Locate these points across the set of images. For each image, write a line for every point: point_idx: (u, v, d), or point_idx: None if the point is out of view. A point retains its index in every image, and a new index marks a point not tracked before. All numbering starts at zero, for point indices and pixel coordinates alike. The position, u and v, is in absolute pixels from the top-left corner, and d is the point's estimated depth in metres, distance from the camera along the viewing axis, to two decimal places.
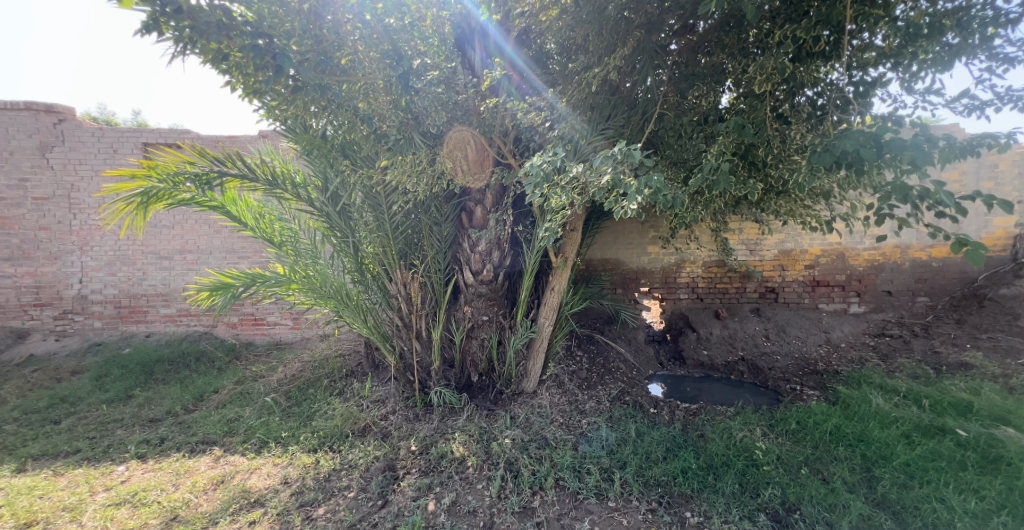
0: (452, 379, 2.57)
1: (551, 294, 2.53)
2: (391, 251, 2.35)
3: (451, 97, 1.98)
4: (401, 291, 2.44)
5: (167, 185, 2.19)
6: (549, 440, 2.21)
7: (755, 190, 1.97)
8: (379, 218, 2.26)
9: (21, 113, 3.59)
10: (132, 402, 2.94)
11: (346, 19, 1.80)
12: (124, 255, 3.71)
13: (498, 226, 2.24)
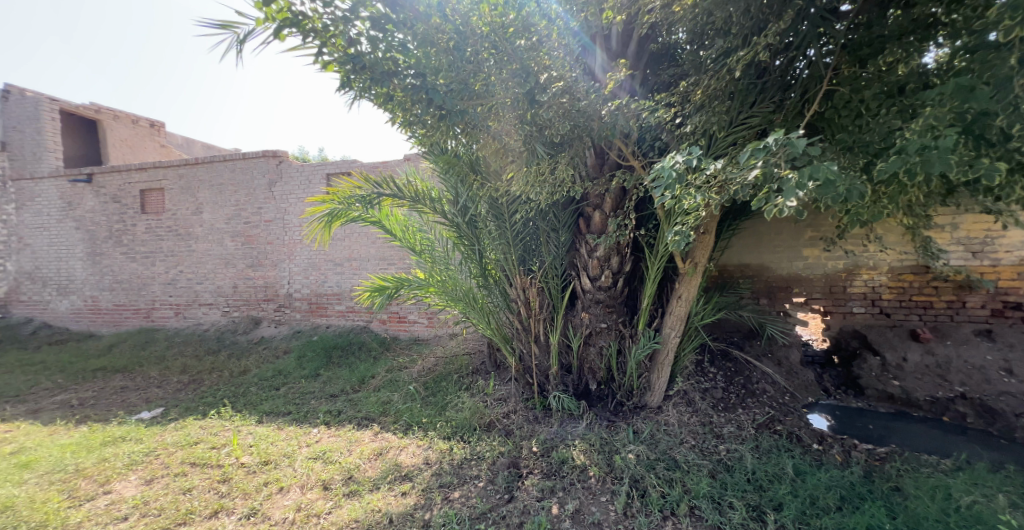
0: (570, 385, 2.57)
1: (677, 303, 2.31)
2: (512, 258, 2.45)
3: (574, 105, 1.85)
4: (520, 295, 2.53)
5: (343, 206, 2.69)
6: (680, 463, 2.01)
7: (997, 172, 1.46)
8: (501, 226, 2.38)
9: (259, 159, 4.85)
10: (319, 379, 3.69)
11: (483, 47, 1.85)
12: (314, 262, 4.69)
13: (619, 231, 2.14)
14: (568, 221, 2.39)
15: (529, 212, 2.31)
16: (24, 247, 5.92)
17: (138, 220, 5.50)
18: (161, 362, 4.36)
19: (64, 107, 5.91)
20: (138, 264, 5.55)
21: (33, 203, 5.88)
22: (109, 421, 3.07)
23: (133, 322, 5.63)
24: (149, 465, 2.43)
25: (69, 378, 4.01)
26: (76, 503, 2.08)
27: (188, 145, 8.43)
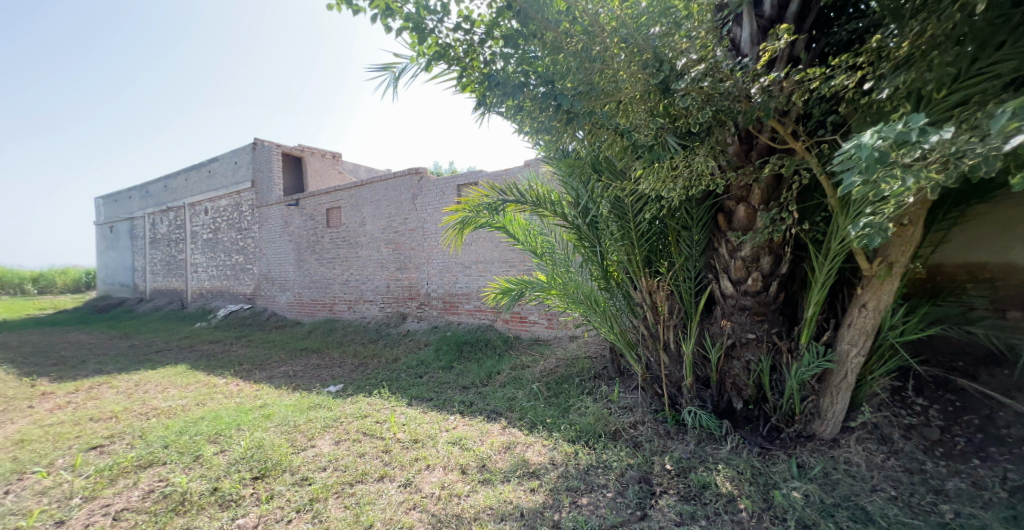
0: (709, 400, 2.35)
1: (860, 312, 1.91)
2: (636, 258, 2.32)
3: (717, 88, 1.58)
4: (647, 299, 2.38)
5: (473, 215, 2.87)
6: (873, 516, 1.63)
7: None
8: (624, 226, 2.24)
9: (403, 178, 5.51)
10: (453, 371, 4.02)
11: (613, 43, 1.66)
12: (447, 265, 5.11)
13: (771, 227, 1.89)
14: (706, 221, 2.18)
15: (658, 210, 2.12)
16: (259, 255, 8.18)
17: (324, 233, 6.78)
18: (340, 347, 5.50)
19: (282, 152, 8.00)
20: (324, 268, 6.82)
21: (267, 224, 8.01)
22: (311, 389, 4.09)
23: (323, 314, 6.92)
24: (341, 429, 3.06)
25: (287, 354, 5.46)
26: (298, 450, 2.80)
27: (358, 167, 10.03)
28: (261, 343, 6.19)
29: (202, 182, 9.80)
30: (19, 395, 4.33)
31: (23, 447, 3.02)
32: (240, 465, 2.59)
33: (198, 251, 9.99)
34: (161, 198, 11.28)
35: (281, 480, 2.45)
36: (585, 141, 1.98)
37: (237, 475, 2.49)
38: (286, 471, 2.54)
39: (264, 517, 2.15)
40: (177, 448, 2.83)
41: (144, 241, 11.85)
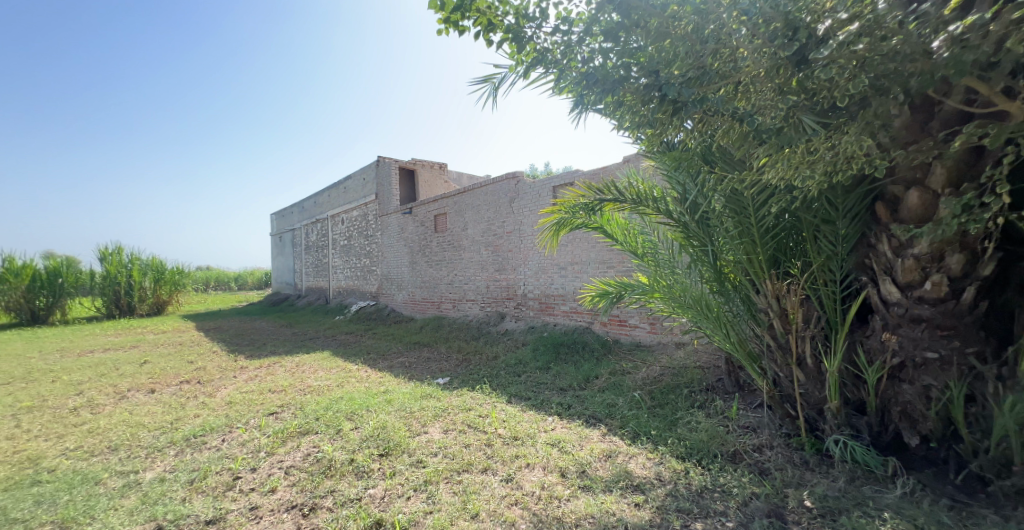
0: (865, 431, 1.99)
1: None
2: (759, 259, 2.07)
3: (880, 49, 1.26)
4: (772, 305, 2.12)
5: (569, 215, 2.84)
6: None
7: None
8: (743, 224, 2.03)
9: (501, 183, 5.67)
10: (550, 372, 4.02)
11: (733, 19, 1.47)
12: (543, 266, 5.12)
13: (967, 215, 1.44)
14: (859, 213, 1.85)
15: (787, 202, 1.84)
16: (381, 257, 9.13)
17: (433, 238, 7.29)
18: (447, 342, 5.93)
19: (396, 166, 8.84)
20: (433, 269, 7.32)
21: (386, 231, 8.92)
22: (423, 380, 4.73)
23: (432, 312, 7.41)
24: (449, 417, 3.46)
25: (404, 346, 6.25)
26: (413, 434, 3.21)
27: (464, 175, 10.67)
28: (383, 336, 7.06)
29: (339, 196, 11.37)
30: (228, 369, 5.69)
31: (230, 406, 4.18)
32: (369, 442, 3.08)
33: (337, 255, 11.55)
34: (311, 211, 13.36)
35: (402, 459, 2.81)
36: (694, 134, 1.79)
37: (367, 450, 2.94)
38: (405, 452, 2.91)
39: (389, 490, 2.45)
40: (326, 420, 3.60)
41: (300, 248, 14.12)
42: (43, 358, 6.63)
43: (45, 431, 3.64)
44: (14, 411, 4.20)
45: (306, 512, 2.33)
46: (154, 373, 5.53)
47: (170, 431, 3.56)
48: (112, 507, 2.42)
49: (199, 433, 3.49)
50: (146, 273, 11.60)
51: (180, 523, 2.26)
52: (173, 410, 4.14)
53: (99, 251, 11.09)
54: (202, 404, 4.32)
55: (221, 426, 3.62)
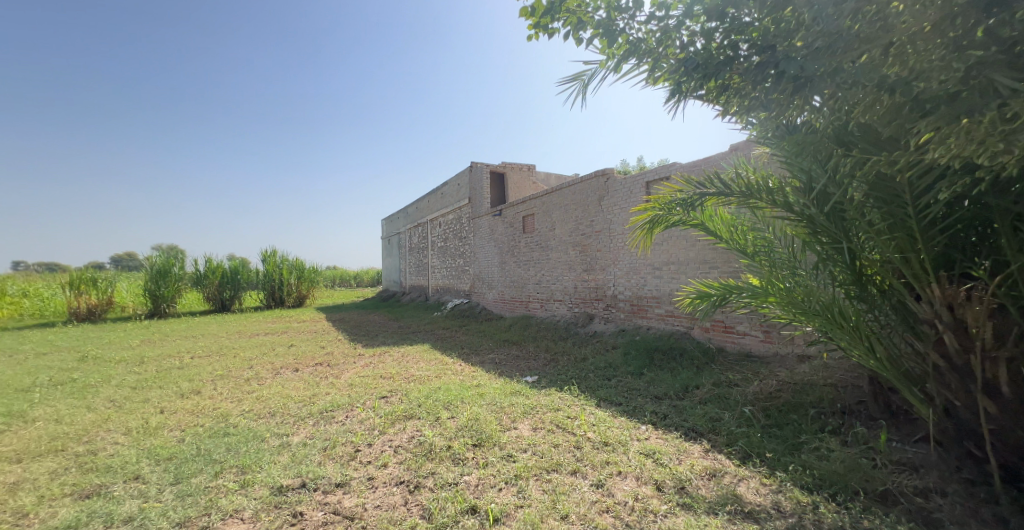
0: None
1: None
2: (919, 257, 1.65)
3: None
4: (941, 316, 1.67)
5: (664, 213, 2.67)
6: None
7: None
8: (895, 214, 1.62)
9: (590, 181, 5.55)
10: (644, 378, 3.83)
11: None
12: (636, 267, 4.89)
13: None
14: None
15: (967, 185, 1.46)
16: (473, 258, 9.49)
17: (522, 239, 7.38)
18: (537, 341, 5.96)
19: (487, 170, 9.16)
20: (522, 269, 7.39)
21: (478, 232, 9.25)
22: (513, 377, 4.83)
23: (520, 311, 7.50)
24: (540, 414, 3.52)
25: (495, 342, 6.43)
26: (505, 428, 3.33)
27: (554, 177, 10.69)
28: (476, 332, 7.34)
29: (437, 201, 12.11)
30: (350, 355, 6.47)
31: (352, 388, 4.87)
32: (464, 431, 3.30)
33: (435, 256, 12.29)
34: (414, 216, 14.43)
35: (495, 451, 2.94)
36: (824, 112, 1.52)
37: (462, 439, 3.14)
38: (497, 445, 3.03)
39: (483, 478, 2.57)
40: (427, 407, 4.07)
41: (405, 250, 15.33)
42: (231, 336, 8.30)
43: (231, 395, 4.59)
44: (213, 376, 5.33)
45: (412, 488, 2.59)
46: (297, 355, 6.53)
47: (309, 404, 4.31)
48: (271, 462, 2.97)
49: (330, 408, 4.18)
50: (292, 272, 13.62)
51: (318, 483, 2.69)
52: (311, 388, 4.88)
53: (264, 254, 13.23)
54: (331, 384, 5.04)
55: (346, 404, 4.30)
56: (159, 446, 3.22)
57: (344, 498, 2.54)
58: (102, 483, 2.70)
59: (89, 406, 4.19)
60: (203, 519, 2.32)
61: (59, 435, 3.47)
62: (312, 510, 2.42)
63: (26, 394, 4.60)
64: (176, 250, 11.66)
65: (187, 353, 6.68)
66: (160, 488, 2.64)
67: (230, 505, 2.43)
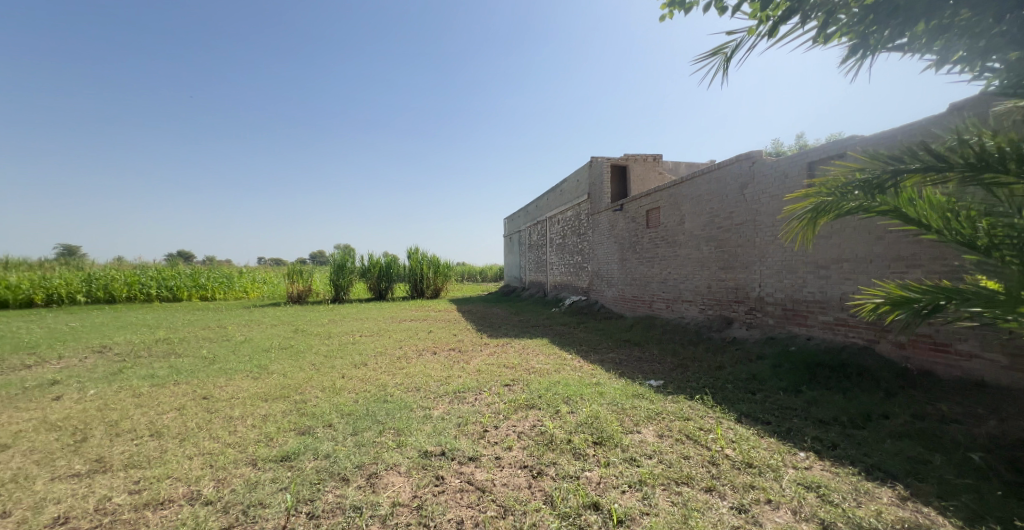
0: None
1: None
2: None
3: None
4: None
5: (835, 198, 2.16)
6: None
7: None
8: None
9: (732, 165, 4.92)
10: (801, 396, 3.30)
11: None
12: (791, 264, 4.20)
13: None
14: None
15: None
16: (593, 254, 9.26)
17: (646, 234, 6.93)
18: (661, 344, 5.56)
19: (609, 162, 8.80)
20: (645, 266, 6.95)
21: (598, 228, 8.98)
22: (634, 379, 4.61)
23: (642, 310, 7.07)
24: (663, 422, 3.52)
25: (613, 342, 6.15)
26: (626, 430, 3.41)
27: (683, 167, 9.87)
28: (595, 330, 7.15)
29: (556, 199, 12.11)
30: (477, 343, 6.89)
31: (480, 373, 5.14)
32: (585, 427, 3.48)
33: (554, 253, 12.34)
34: (534, 214, 14.66)
35: (618, 450, 3.06)
36: None
37: (584, 435, 3.34)
38: (619, 446, 3.14)
39: (605, 476, 2.71)
40: (548, 399, 4.16)
41: (525, 248, 15.71)
42: (386, 319, 9.59)
43: (387, 369, 5.30)
44: (374, 351, 6.24)
45: (535, 474, 2.86)
46: (434, 339, 7.20)
47: (445, 383, 4.73)
48: (417, 430, 3.54)
49: (462, 389, 4.52)
50: (431, 267, 14.92)
51: (455, 453, 3.17)
52: (446, 369, 5.32)
53: (410, 251, 14.90)
54: (461, 368, 5.38)
55: (475, 387, 4.62)
56: (343, 404, 4.05)
57: (476, 471, 2.94)
58: (308, 424, 3.61)
59: (299, 367, 5.32)
60: (373, 466, 2.97)
61: (284, 386, 4.59)
62: (450, 476, 2.88)
63: (265, 352, 6.07)
64: (350, 246, 13.90)
65: (357, 331, 7.92)
66: (342, 437, 3.38)
67: (390, 459, 3.05)
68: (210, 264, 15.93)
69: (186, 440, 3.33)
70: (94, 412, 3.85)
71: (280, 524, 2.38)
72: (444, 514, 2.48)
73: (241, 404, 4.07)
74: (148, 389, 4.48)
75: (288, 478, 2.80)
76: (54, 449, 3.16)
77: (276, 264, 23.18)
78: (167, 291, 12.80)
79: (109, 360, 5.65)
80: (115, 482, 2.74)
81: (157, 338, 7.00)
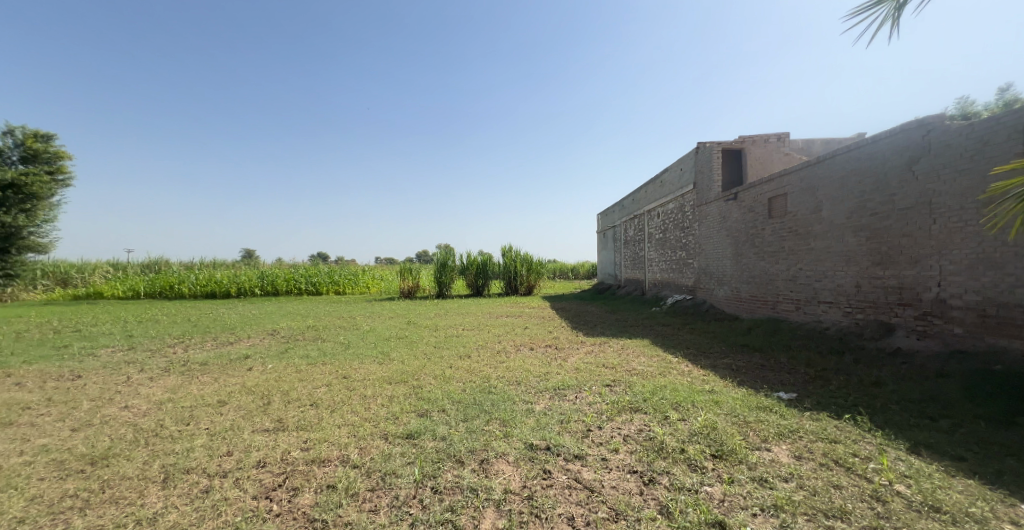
0: None
1: None
2: None
3: None
4: None
5: None
6: None
7: None
8: None
9: (895, 137, 4.09)
10: (1017, 431, 2.66)
11: None
12: (991, 258, 3.34)
13: None
14: None
15: None
16: (699, 250, 8.48)
17: (767, 225, 6.14)
18: (791, 352, 4.83)
19: (721, 146, 7.96)
20: (768, 262, 6.15)
21: (706, 221, 8.21)
22: (758, 391, 4.04)
23: (765, 312, 6.26)
24: (797, 442, 3.04)
25: (728, 347, 5.51)
26: (751, 447, 3.01)
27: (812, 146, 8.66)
28: (704, 333, 6.48)
29: (656, 190, 11.36)
30: (573, 341, 6.69)
31: (578, 372, 4.95)
32: (699, 438, 3.14)
33: (653, 248, 11.60)
34: (630, 208, 13.97)
35: (743, 469, 2.71)
36: None
37: (700, 446, 3.02)
38: (745, 463, 2.80)
39: (728, 495, 2.46)
40: (654, 404, 3.83)
41: (620, 244, 15.05)
42: (483, 315, 9.86)
43: (488, 362, 5.37)
44: (475, 344, 6.42)
45: (646, 480, 2.68)
46: (529, 336, 7.17)
47: (544, 379, 4.63)
48: (522, 422, 3.48)
49: (561, 387, 4.38)
50: (523, 265, 15.03)
51: (560, 449, 3.06)
52: (543, 366, 5.23)
53: (503, 250, 15.25)
54: (559, 366, 5.22)
55: (574, 386, 4.44)
56: (453, 392, 4.18)
57: (584, 470, 2.82)
58: (426, 408, 3.79)
59: (414, 355, 5.66)
60: (483, 452, 3.01)
61: (403, 371, 4.90)
62: (557, 472, 2.79)
63: (385, 340, 6.60)
64: (449, 246, 14.63)
65: (459, 325, 8.25)
66: (454, 422, 3.48)
67: (499, 447, 3.06)
68: (341, 264, 18.06)
69: (335, 411, 3.75)
70: (274, 382, 4.56)
71: (409, 494, 2.56)
72: (555, 508, 2.44)
73: (373, 385, 4.44)
74: (305, 366, 5.15)
75: (414, 454, 2.99)
76: (249, 408, 3.83)
77: (392, 263, 25.35)
78: (310, 286, 14.87)
79: (278, 340, 6.67)
80: (292, 439, 3.23)
81: (306, 324, 8.06)
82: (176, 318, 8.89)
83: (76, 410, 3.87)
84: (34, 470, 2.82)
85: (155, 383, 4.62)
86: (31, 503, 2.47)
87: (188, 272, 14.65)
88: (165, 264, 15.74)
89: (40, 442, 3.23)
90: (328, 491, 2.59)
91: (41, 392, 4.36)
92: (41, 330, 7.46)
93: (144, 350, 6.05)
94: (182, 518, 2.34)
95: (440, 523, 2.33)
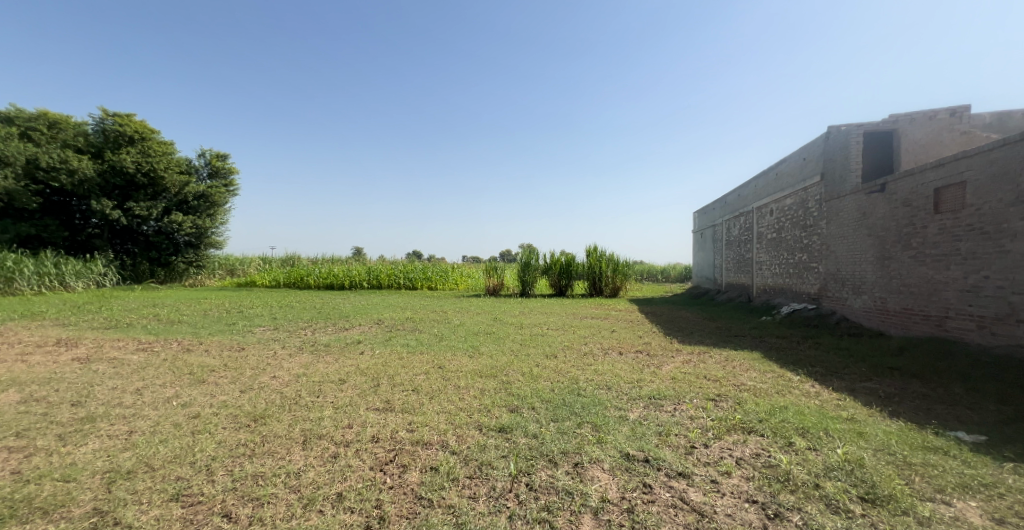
0: None
1: None
2: None
3: None
4: None
5: None
6: None
7: None
8: None
9: None
10: None
11: None
12: None
13: None
14: None
15: None
16: (827, 252, 7.28)
17: (930, 221, 5.03)
18: (970, 383, 3.81)
19: (864, 130, 6.74)
20: (930, 268, 5.02)
21: (837, 217, 7.01)
22: (924, 426, 3.20)
23: (924, 329, 5.10)
24: (992, 501, 2.29)
25: (872, 369, 4.53)
26: (918, 496, 2.33)
27: (992, 125, 7.05)
28: (833, 350, 5.47)
29: (767, 185, 10.10)
30: (668, 348, 6.07)
31: (675, 381, 4.40)
32: (839, 474, 2.52)
33: (763, 250, 10.28)
34: (734, 205, 12.65)
35: (908, 523, 2.09)
36: None
37: (843, 484, 2.42)
38: (912, 515, 2.15)
39: None
40: (773, 426, 3.21)
41: (721, 244, 13.69)
42: (569, 315, 9.52)
43: (578, 363, 5.04)
44: (563, 344, 6.14)
45: (771, 514, 2.18)
46: (621, 339, 6.70)
47: (638, 386, 4.18)
48: (615, 429, 3.11)
49: (658, 396, 3.91)
50: (608, 265, 14.34)
51: (661, 463, 2.65)
52: (636, 372, 4.75)
53: (588, 250, 14.70)
54: (654, 373, 4.71)
55: (673, 396, 3.92)
56: (542, 391, 3.93)
57: (690, 490, 2.40)
58: (517, 404, 3.58)
59: (503, 351, 5.54)
60: (577, 456, 2.71)
61: (494, 366, 4.78)
62: (660, 487, 2.40)
63: (474, 335, 6.58)
64: (532, 245, 14.51)
65: (546, 324, 8.03)
66: (544, 421, 3.22)
67: (593, 452, 2.74)
68: (433, 262, 18.87)
69: (433, 398, 3.70)
70: (382, 366, 4.71)
71: (506, 487, 2.37)
72: (660, 526, 2.08)
73: (466, 377, 4.37)
74: (406, 354, 5.28)
75: (509, 448, 2.79)
76: (363, 388, 3.95)
77: (478, 263, 26.10)
78: (408, 282, 15.75)
79: (382, 329, 7.03)
80: (399, 420, 3.23)
81: (406, 316, 8.44)
82: (306, 305, 9.93)
83: (242, 375, 4.36)
84: (219, 420, 3.18)
85: (292, 359, 5.03)
86: (218, 446, 2.76)
87: (311, 267, 16.43)
88: (295, 262, 17.84)
89: (221, 398, 3.67)
90: (432, 473, 2.49)
91: (219, 358, 5.03)
92: (218, 309, 8.83)
93: (283, 330, 6.76)
94: (317, 477, 2.42)
95: (537, 522, 2.11)
